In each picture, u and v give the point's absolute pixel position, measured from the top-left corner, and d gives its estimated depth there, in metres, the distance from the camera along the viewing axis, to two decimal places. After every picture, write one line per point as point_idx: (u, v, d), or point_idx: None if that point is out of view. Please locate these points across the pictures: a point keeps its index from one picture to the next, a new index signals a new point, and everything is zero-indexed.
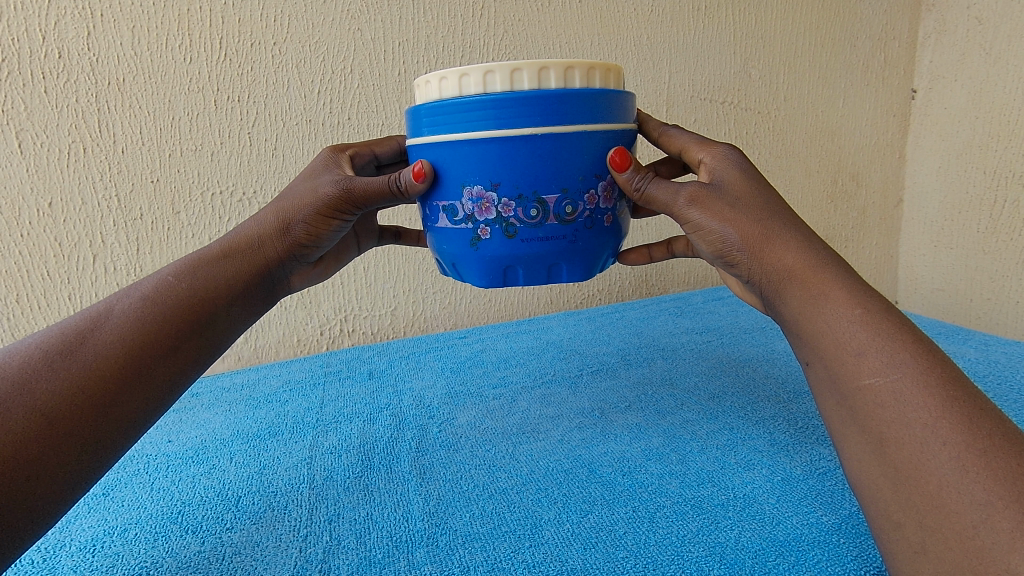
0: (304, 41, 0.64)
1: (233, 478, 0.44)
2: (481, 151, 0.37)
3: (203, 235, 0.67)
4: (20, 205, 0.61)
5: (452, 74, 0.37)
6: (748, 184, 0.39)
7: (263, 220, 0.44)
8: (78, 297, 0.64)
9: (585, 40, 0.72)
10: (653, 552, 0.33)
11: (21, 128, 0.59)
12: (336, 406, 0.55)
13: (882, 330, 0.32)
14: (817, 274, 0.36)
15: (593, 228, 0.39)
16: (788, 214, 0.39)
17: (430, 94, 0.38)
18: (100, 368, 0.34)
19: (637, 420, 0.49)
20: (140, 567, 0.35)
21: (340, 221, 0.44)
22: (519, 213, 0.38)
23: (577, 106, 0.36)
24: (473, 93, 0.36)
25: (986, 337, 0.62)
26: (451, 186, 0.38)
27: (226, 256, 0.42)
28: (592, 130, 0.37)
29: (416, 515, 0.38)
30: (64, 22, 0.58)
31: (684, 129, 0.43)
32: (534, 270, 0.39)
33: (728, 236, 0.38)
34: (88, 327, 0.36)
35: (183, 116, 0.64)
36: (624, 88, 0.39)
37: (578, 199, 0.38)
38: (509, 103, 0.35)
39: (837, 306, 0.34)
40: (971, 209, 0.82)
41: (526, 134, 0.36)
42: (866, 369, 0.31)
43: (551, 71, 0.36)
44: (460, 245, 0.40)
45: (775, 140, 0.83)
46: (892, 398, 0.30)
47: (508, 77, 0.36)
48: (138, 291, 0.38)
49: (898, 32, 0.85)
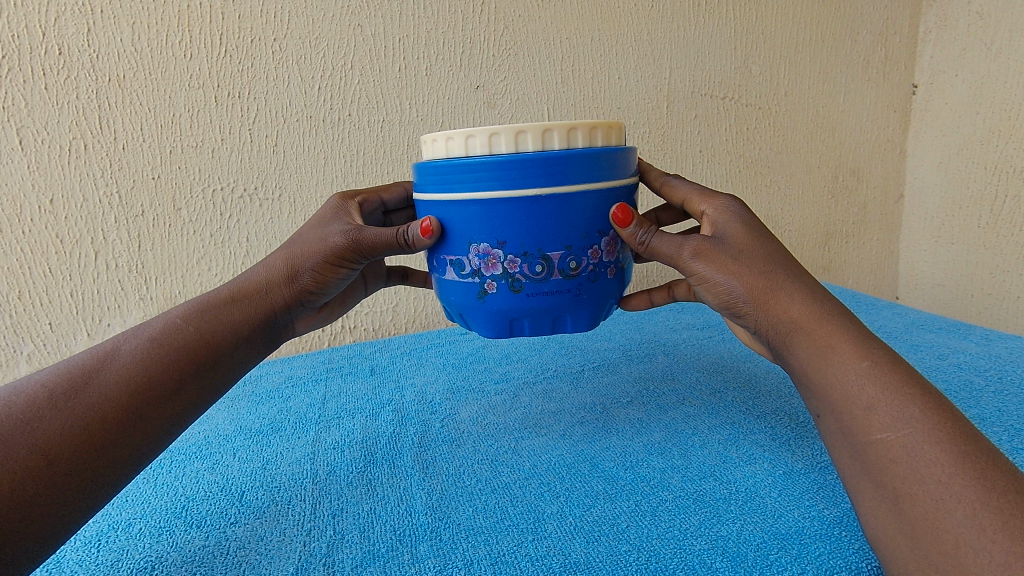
0: (305, 37, 0.64)
1: (237, 473, 0.44)
2: (486, 211, 0.37)
3: (204, 231, 0.67)
4: (21, 202, 0.61)
5: (458, 136, 0.37)
6: (750, 235, 0.39)
7: (271, 266, 0.44)
8: (78, 292, 0.65)
9: (585, 34, 0.72)
10: (656, 545, 0.33)
11: (22, 125, 0.59)
12: (339, 402, 0.55)
13: (891, 384, 0.32)
14: (822, 325, 0.36)
15: (596, 281, 0.39)
16: (792, 265, 0.39)
17: (436, 152, 0.39)
18: (102, 412, 0.34)
19: (639, 415, 0.49)
20: (146, 561, 0.35)
21: (346, 269, 0.45)
22: (524, 270, 0.38)
23: (581, 166, 0.36)
24: (478, 154, 0.36)
25: (987, 331, 0.62)
26: (457, 242, 0.39)
27: (233, 301, 0.42)
28: (594, 189, 0.37)
29: (419, 509, 0.38)
30: (64, 18, 0.58)
31: (685, 180, 0.44)
32: (539, 321, 0.40)
33: (733, 288, 0.38)
34: (95, 366, 0.36)
35: (184, 112, 0.63)
36: (625, 143, 0.39)
37: (581, 255, 0.38)
38: (514, 165, 0.36)
39: (844, 359, 0.34)
40: (972, 204, 0.82)
41: (530, 195, 0.36)
42: (876, 423, 0.32)
43: (553, 133, 0.36)
44: (466, 298, 0.40)
45: (775, 135, 0.83)
46: (905, 454, 0.30)
47: (511, 139, 0.36)
48: (146, 333, 0.39)
49: (899, 27, 0.84)
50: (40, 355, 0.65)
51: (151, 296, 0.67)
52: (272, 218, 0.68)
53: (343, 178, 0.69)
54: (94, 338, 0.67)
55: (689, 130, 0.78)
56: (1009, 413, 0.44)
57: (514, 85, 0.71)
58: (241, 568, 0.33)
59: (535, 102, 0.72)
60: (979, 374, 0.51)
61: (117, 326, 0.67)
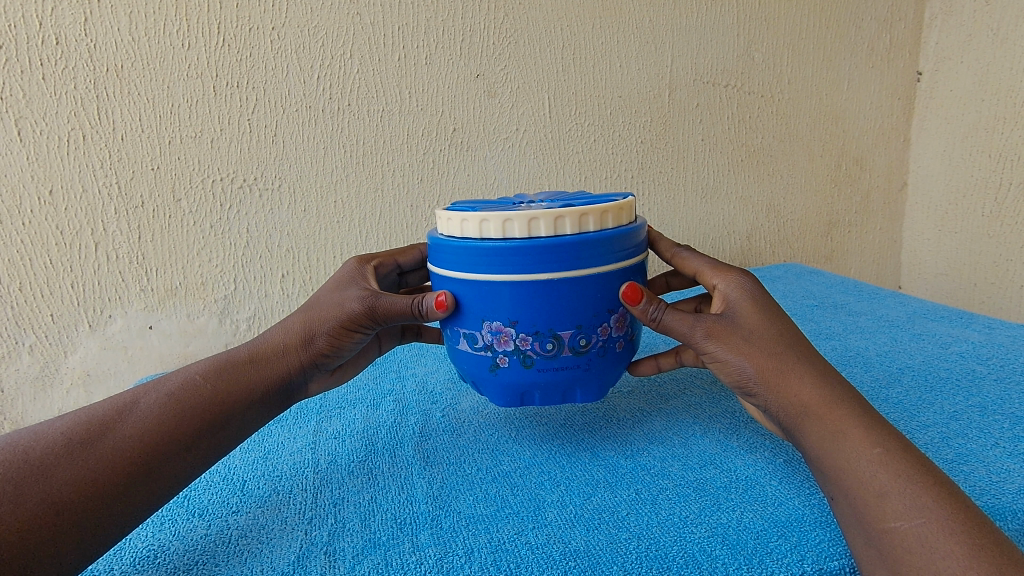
0: (303, 26, 0.64)
1: (239, 463, 0.44)
2: (499, 292, 0.37)
3: (203, 222, 0.67)
4: (21, 193, 0.61)
5: (472, 218, 0.36)
6: (762, 315, 0.38)
7: (288, 329, 0.43)
8: (80, 285, 0.65)
9: (586, 21, 0.71)
10: (656, 533, 0.33)
11: (21, 115, 0.60)
12: (340, 392, 0.55)
13: (904, 472, 0.30)
14: (833, 409, 0.34)
15: (605, 355, 0.39)
16: (804, 346, 0.37)
17: (451, 231, 0.38)
18: (112, 462, 0.35)
19: (640, 403, 0.49)
20: (147, 550, 0.35)
21: (361, 334, 0.44)
22: (536, 347, 0.37)
23: (593, 250, 0.36)
24: (492, 238, 0.36)
25: (990, 319, 0.62)
26: (470, 318, 0.38)
27: (253, 361, 0.42)
28: (605, 271, 0.37)
29: (420, 498, 0.38)
30: (61, 8, 0.58)
31: (697, 253, 0.44)
32: (549, 394, 0.39)
33: (744, 368, 0.37)
34: (113, 418, 0.37)
35: (183, 102, 0.63)
36: (636, 222, 0.39)
37: (591, 332, 0.38)
38: (526, 251, 0.35)
39: (855, 444, 0.32)
40: (977, 192, 0.81)
41: (542, 279, 0.36)
42: (890, 511, 0.29)
43: (566, 220, 0.35)
44: (478, 369, 0.39)
45: (778, 123, 0.82)
46: (919, 544, 0.28)
47: (525, 227, 0.35)
48: (165, 388, 0.39)
49: (904, 13, 0.83)
50: (42, 345, 0.66)
51: (152, 287, 0.67)
52: (273, 208, 0.68)
53: (343, 168, 0.69)
54: (96, 329, 0.67)
55: (690, 119, 0.78)
56: (1011, 401, 0.44)
57: (514, 74, 0.71)
58: (243, 556, 0.34)
59: (535, 91, 0.72)
60: (981, 363, 0.51)
61: (118, 317, 0.67)
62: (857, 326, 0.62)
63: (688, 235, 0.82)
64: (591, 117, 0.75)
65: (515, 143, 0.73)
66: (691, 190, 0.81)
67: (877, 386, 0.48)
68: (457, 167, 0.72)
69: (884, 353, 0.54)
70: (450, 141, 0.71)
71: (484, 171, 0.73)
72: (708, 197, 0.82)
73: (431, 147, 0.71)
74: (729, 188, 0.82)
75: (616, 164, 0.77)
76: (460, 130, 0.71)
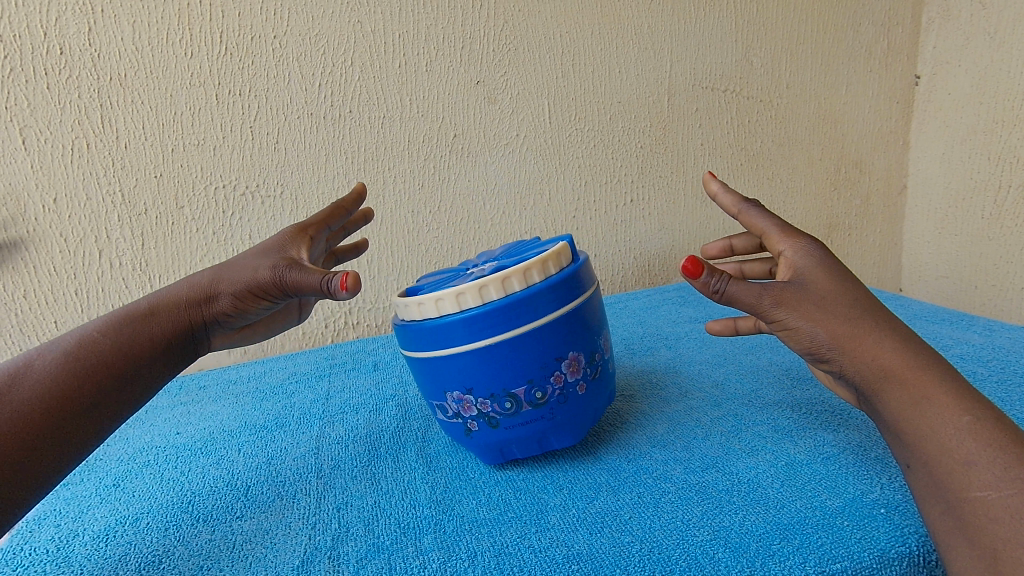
0: (305, 34, 0.64)
1: (242, 468, 0.44)
2: (451, 368, 0.37)
3: (206, 229, 0.67)
4: (25, 201, 0.61)
5: (410, 302, 0.38)
6: (836, 280, 0.36)
7: (194, 283, 0.41)
8: (84, 291, 0.65)
9: (586, 29, 0.72)
10: (658, 536, 0.33)
11: (25, 124, 0.60)
12: (342, 397, 0.55)
13: (995, 442, 0.30)
14: (920, 375, 0.33)
15: (568, 400, 0.38)
16: (881, 309, 0.36)
17: (399, 316, 0.40)
18: (36, 431, 0.33)
19: (642, 407, 0.49)
20: (152, 554, 0.35)
21: (268, 302, 0.41)
22: (495, 408, 0.38)
23: (524, 306, 0.36)
24: (429, 318, 0.37)
25: (990, 321, 0.62)
26: (435, 391, 0.39)
27: (153, 314, 0.40)
28: (546, 323, 0.37)
29: (423, 502, 0.38)
30: (65, 18, 0.59)
31: (764, 211, 0.41)
32: (524, 444, 0.39)
33: (816, 335, 0.35)
34: (7, 383, 0.34)
35: (185, 110, 0.64)
36: (564, 261, 0.39)
37: (545, 383, 0.37)
38: (461, 327, 0.36)
39: (942, 411, 0.32)
40: (976, 195, 0.81)
41: (484, 348, 0.36)
42: (977, 481, 0.29)
43: (488, 286, 0.36)
44: (456, 433, 0.40)
45: (776, 127, 0.82)
46: (1007, 515, 0.28)
47: (451, 302, 0.36)
48: (61, 346, 0.37)
49: (901, 17, 0.84)
50: None
51: None
52: (275, 215, 0.68)
53: (345, 175, 0.69)
54: None
55: (689, 124, 0.78)
56: (1013, 403, 0.44)
57: (514, 80, 0.71)
58: (247, 560, 0.34)
59: (535, 97, 0.72)
60: (983, 365, 0.51)
61: None
62: None
63: (687, 240, 0.83)
64: (590, 123, 0.75)
65: (516, 149, 0.73)
66: (690, 194, 0.81)
67: None
68: (458, 173, 0.72)
69: None
70: (450, 147, 0.71)
71: (485, 177, 0.73)
72: (709, 202, 0.82)
73: (432, 153, 0.71)
74: None
75: (616, 170, 0.77)
76: (461, 137, 0.71)
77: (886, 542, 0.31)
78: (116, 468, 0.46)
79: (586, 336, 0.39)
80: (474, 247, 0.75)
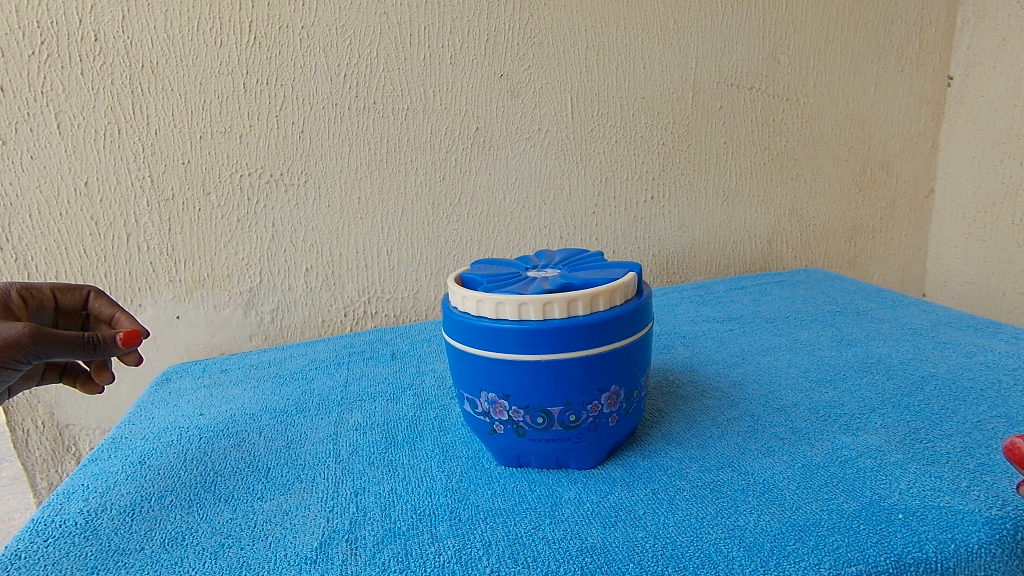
0: (332, 25, 0.65)
1: (263, 451, 0.45)
2: (494, 369, 0.38)
3: (231, 215, 0.68)
4: (59, 184, 0.63)
5: (469, 297, 0.38)
6: None
7: None
8: (112, 274, 0.66)
9: (611, 24, 0.72)
10: (672, 532, 0.33)
11: (60, 109, 0.61)
12: (360, 385, 0.56)
13: None
14: None
15: (597, 429, 0.39)
16: None
17: (455, 303, 0.40)
18: None
19: (660, 405, 0.49)
20: (177, 531, 0.36)
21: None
22: (527, 419, 0.38)
23: (582, 334, 0.36)
24: (487, 318, 0.37)
25: (1018, 329, 0.60)
26: (470, 384, 0.39)
27: None
28: (592, 353, 0.37)
29: (439, 491, 0.39)
30: (101, 5, 0.60)
31: None
32: (543, 459, 0.40)
33: None
34: None
35: (214, 99, 0.65)
36: (631, 295, 0.39)
37: (581, 409, 0.38)
38: (514, 335, 0.36)
39: None
40: (1007, 200, 0.80)
41: (529, 360, 0.36)
42: None
43: (554, 305, 0.36)
44: (480, 430, 0.41)
45: (802, 126, 0.81)
46: None
47: (514, 311, 0.36)
48: None
49: (935, 16, 0.82)
50: None
51: (180, 278, 0.68)
52: (298, 204, 0.69)
53: (367, 165, 0.70)
54: None
55: (712, 121, 0.78)
56: None
57: (538, 75, 0.71)
58: (267, 541, 0.34)
59: (558, 91, 0.72)
60: (1006, 373, 0.50)
61: (147, 307, 0.68)
62: (880, 333, 0.61)
63: (707, 238, 0.82)
64: (613, 118, 0.75)
65: (537, 143, 0.73)
66: (712, 192, 0.80)
67: (897, 394, 0.48)
68: (478, 166, 0.72)
69: (906, 361, 0.54)
70: (472, 139, 0.72)
71: (506, 171, 0.73)
72: (730, 200, 0.81)
73: (454, 145, 0.71)
74: (751, 192, 0.82)
75: (637, 167, 0.77)
76: (483, 129, 0.72)
77: (902, 548, 0.31)
78: (141, 447, 0.47)
79: (630, 372, 0.39)
80: (493, 239, 0.76)
